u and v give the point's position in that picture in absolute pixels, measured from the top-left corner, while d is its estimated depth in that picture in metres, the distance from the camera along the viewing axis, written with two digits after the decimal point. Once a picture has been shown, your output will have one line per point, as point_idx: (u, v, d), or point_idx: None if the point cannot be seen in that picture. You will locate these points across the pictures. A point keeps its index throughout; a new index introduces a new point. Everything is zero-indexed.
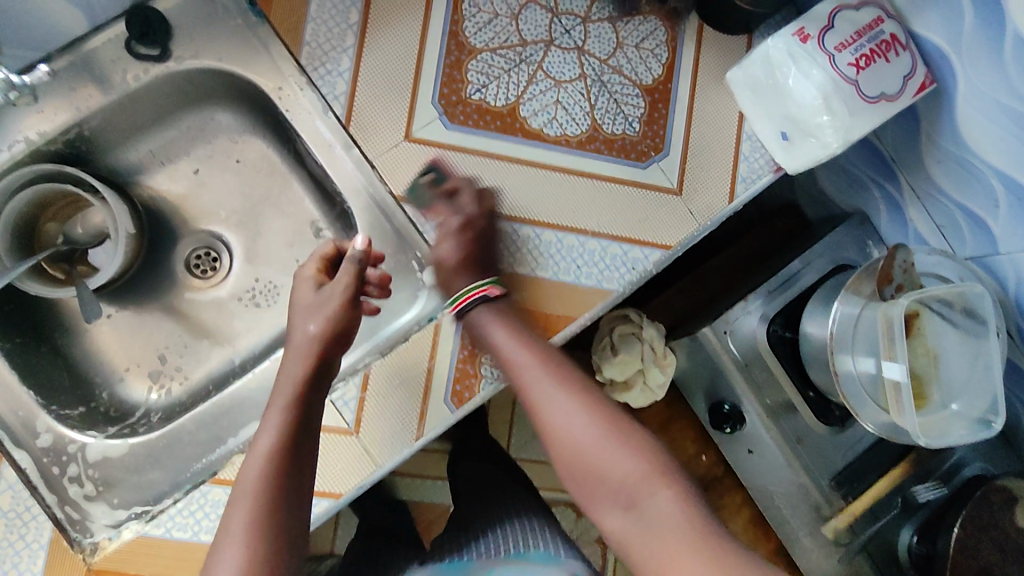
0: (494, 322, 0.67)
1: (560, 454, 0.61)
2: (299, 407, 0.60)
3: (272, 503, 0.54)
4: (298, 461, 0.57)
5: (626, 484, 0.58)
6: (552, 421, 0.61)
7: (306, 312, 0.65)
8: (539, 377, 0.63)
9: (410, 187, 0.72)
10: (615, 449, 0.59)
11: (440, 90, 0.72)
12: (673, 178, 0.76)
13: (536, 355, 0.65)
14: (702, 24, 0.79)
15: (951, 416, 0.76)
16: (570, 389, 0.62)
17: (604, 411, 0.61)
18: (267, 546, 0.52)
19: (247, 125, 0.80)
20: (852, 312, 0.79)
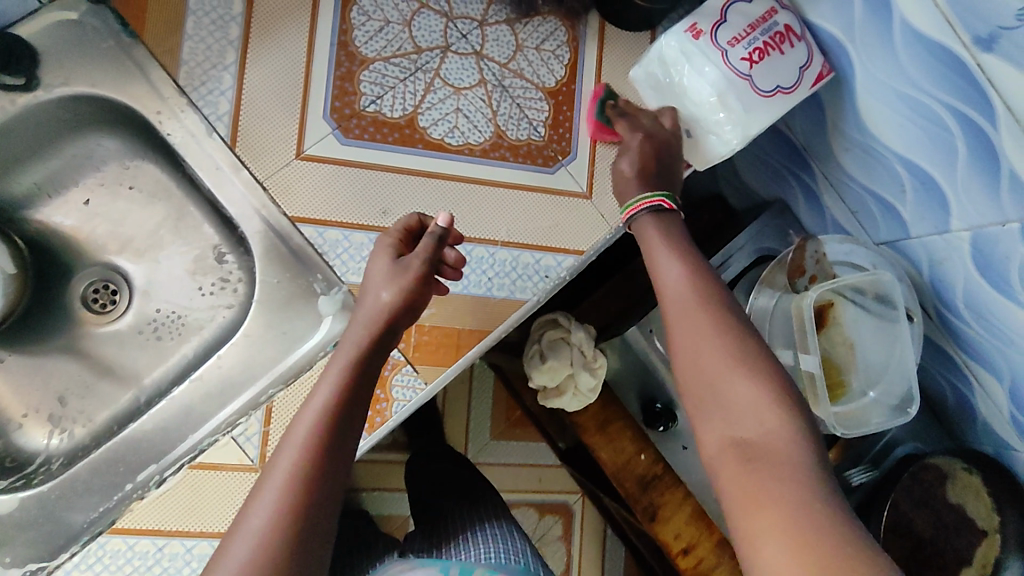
0: (651, 234, 0.64)
1: (684, 373, 0.57)
2: (360, 364, 0.59)
3: (316, 453, 0.53)
4: (348, 420, 0.56)
5: (744, 420, 0.53)
6: (682, 355, 0.57)
7: (382, 277, 0.62)
8: (698, 318, 0.58)
9: (306, 208, 0.68)
10: (732, 371, 0.55)
11: (332, 104, 0.69)
12: (582, 182, 0.75)
13: (693, 292, 0.59)
14: (603, 22, 0.77)
15: (869, 404, 0.76)
16: (710, 313, 0.57)
17: (752, 354, 0.55)
18: (303, 495, 0.51)
19: (136, 149, 0.76)
20: (767, 306, 0.79)
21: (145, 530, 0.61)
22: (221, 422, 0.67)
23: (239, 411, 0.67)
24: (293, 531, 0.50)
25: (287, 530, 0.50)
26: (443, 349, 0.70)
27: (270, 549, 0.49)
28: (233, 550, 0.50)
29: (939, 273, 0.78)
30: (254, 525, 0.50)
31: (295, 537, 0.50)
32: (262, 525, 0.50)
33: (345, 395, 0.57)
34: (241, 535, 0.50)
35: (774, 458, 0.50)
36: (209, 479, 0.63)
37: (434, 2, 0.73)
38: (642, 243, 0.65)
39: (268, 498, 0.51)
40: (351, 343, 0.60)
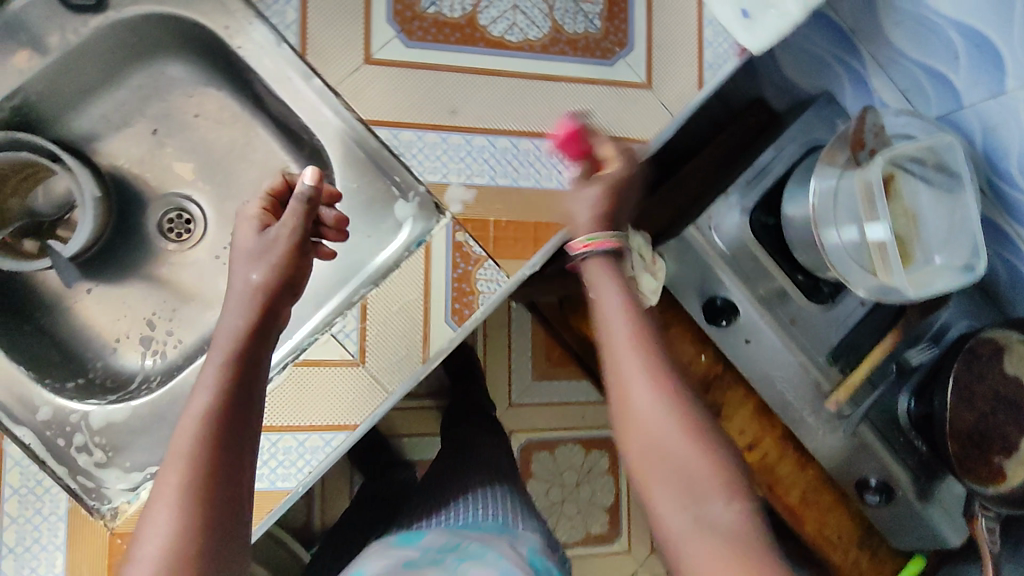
0: (604, 276, 0.60)
1: (626, 421, 0.54)
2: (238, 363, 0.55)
3: (204, 471, 0.49)
4: (237, 415, 0.53)
5: (687, 476, 0.51)
6: (634, 405, 0.53)
7: (248, 260, 0.60)
8: (641, 371, 0.54)
9: (378, 111, 0.70)
10: (684, 439, 0.52)
11: (394, 7, 0.69)
12: (641, 73, 0.76)
13: (634, 338, 0.56)
14: None
15: (937, 269, 0.78)
16: (658, 373, 0.54)
17: (694, 423, 0.53)
18: (199, 515, 0.48)
19: (198, 75, 0.77)
20: (830, 184, 0.80)
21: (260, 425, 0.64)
22: (318, 324, 0.71)
23: (335, 312, 0.71)
24: (201, 561, 0.47)
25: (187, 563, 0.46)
26: (522, 241, 0.72)
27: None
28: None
29: (993, 142, 0.79)
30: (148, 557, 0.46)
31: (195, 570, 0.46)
32: (157, 556, 0.46)
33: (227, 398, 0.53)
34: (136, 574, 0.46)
35: (726, 533, 0.48)
36: (317, 375, 0.67)
37: None
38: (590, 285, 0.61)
39: (160, 531, 0.47)
40: (227, 335, 0.56)
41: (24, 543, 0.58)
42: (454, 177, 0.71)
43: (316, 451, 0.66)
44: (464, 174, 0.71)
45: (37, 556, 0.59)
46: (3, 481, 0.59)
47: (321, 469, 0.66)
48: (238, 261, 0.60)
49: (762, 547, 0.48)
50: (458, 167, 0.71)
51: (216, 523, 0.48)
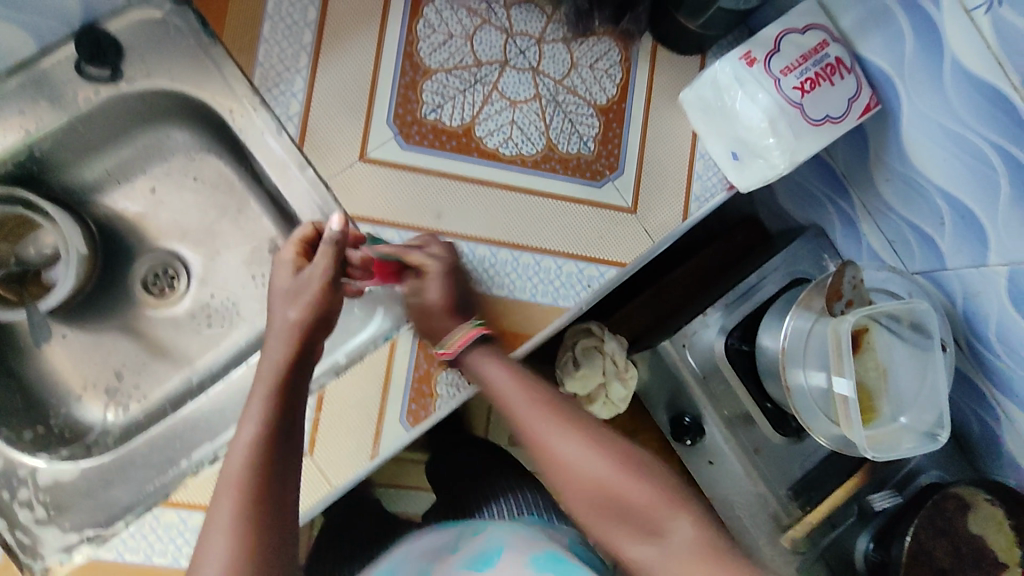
0: (486, 360, 0.66)
1: (563, 475, 0.60)
2: (281, 395, 0.60)
3: (258, 489, 0.54)
4: (283, 443, 0.58)
5: (635, 503, 0.57)
6: (562, 460, 0.59)
7: (284, 298, 0.66)
8: (548, 422, 0.61)
9: (365, 208, 0.72)
10: (615, 473, 0.58)
11: (394, 110, 0.73)
12: (628, 197, 0.77)
13: (531, 396, 0.63)
14: (656, 46, 0.79)
15: (900, 429, 0.78)
16: (570, 425, 0.61)
17: (609, 445, 0.60)
18: (255, 532, 0.52)
19: (203, 143, 0.80)
20: (803, 327, 0.80)
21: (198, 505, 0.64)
22: None
23: None
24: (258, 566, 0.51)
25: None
26: None
27: None
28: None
29: (973, 307, 0.79)
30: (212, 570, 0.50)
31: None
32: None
33: (272, 425, 0.58)
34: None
35: (687, 547, 0.55)
36: None
37: (495, 17, 0.76)
38: (476, 374, 0.67)
39: (220, 542, 0.52)
40: (270, 367, 0.62)
41: None
42: None
43: None
44: None
45: None
46: None
47: None
48: (277, 301, 0.66)
49: (722, 546, 0.55)
50: None
51: (271, 537, 0.53)
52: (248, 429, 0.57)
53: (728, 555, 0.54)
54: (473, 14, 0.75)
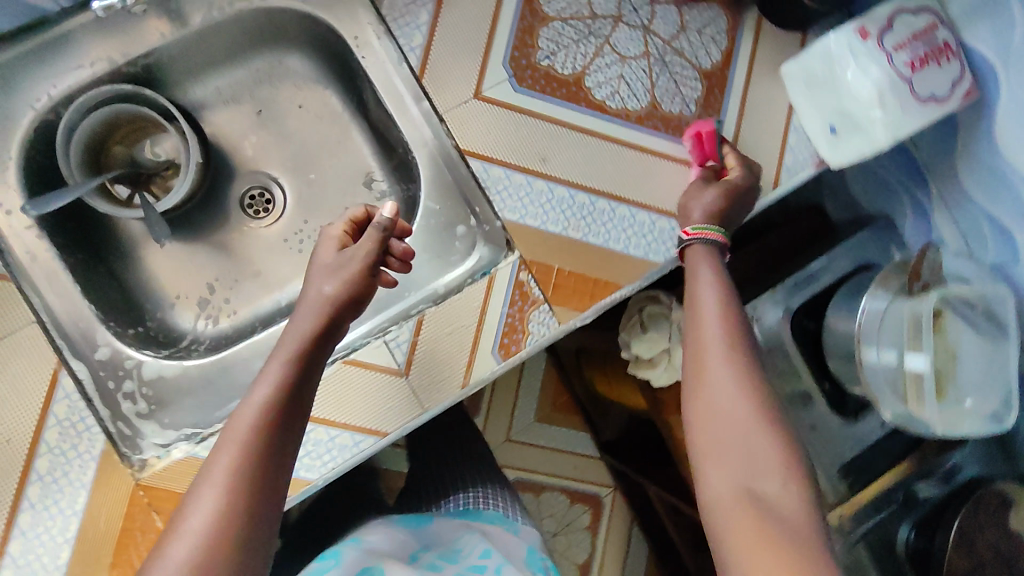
0: (702, 260, 0.71)
1: (695, 416, 0.63)
2: (301, 365, 0.60)
3: (256, 456, 0.55)
4: (288, 417, 0.58)
5: (754, 449, 0.59)
6: (709, 401, 0.62)
7: (322, 271, 0.65)
8: (727, 348, 0.64)
9: (475, 144, 0.74)
10: (755, 416, 0.60)
11: (511, 53, 0.75)
12: (723, 161, 0.79)
13: (725, 326, 0.66)
14: (763, 17, 0.81)
15: (964, 411, 0.79)
16: (737, 359, 0.63)
17: (763, 404, 0.61)
18: (250, 493, 0.53)
19: (314, 72, 0.83)
20: (880, 307, 0.82)
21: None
22: (374, 329, 0.75)
23: (393, 320, 0.75)
24: (238, 536, 0.51)
25: (232, 536, 0.51)
26: (580, 295, 0.75)
27: (210, 552, 0.50)
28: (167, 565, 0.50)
29: None
30: (200, 522, 0.51)
31: (240, 543, 0.51)
32: (205, 528, 0.51)
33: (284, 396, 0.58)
34: (180, 542, 0.51)
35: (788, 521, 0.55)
36: (359, 376, 0.70)
37: None
38: (691, 267, 0.71)
39: (207, 502, 0.52)
40: (295, 335, 0.62)
41: (53, 476, 0.62)
42: (531, 220, 0.74)
43: (344, 450, 0.69)
44: (540, 219, 0.74)
45: (65, 489, 0.62)
46: (51, 410, 0.63)
47: (343, 466, 0.69)
48: (315, 273, 0.65)
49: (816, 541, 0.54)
50: (537, 211, 0.74)
51: (260, 507, 0.54)
52: (263, 394, 0.58)
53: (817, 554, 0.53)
54: None
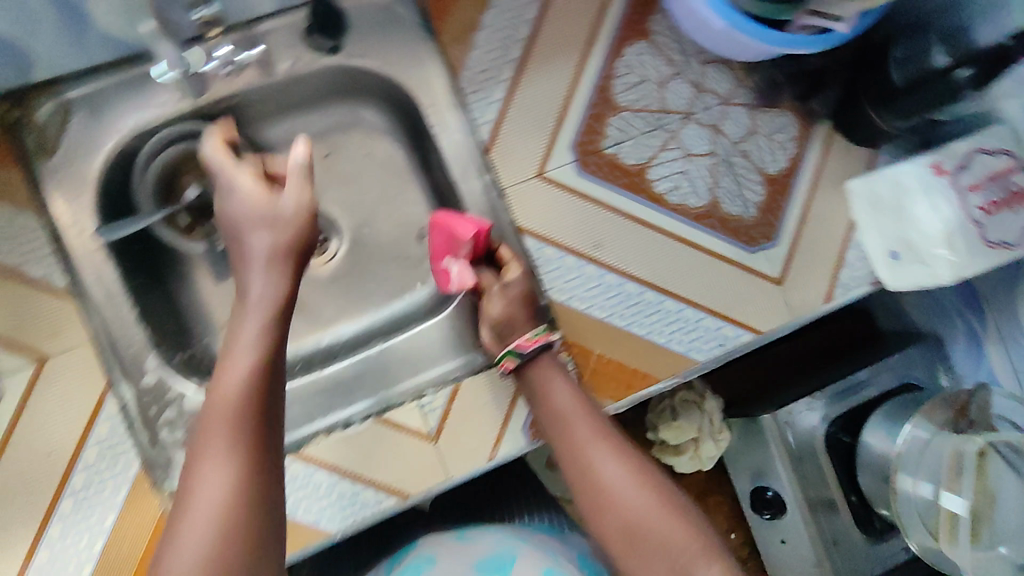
0: (551, 371, 0.71)
1: (603, 509, 0.66)
2: (272, 325, 0.59)
3: (253, 423, 0.54)
4: (275, 385, 0.57)
5: (666, 534, 0.63)
6: (609, 484, 0.66)
7: (258, 224, 0.61)
8: (602, 444, 0.68)
9: (533, 222, 0.75)
10: (659, 505, 0.65)
11: (579, 138, 0.76)
12: (777, 268, 0.79)
13: (587, 414, 0.70)
14: (836, 131, 0.81)
15: (999, 559, 0.73)
16: (616, 453, 0.68)
17: (656, 485, 0.67)
18: (253, 459, 0.52)
19: (385, 125, 0.85)
20: (920, 437, 0.81)
21: (326, 464, 0.70)
22: (409, 390, 0.75)
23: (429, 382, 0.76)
24: (254, 501, 0.51)
25: (248, 502, 0.51)
26: (617, 382, 0.76)
27: (230, 519, 0.50)
28: (185, 541, 0.49)
29: None
30: (213, 487, 0.51)
31: (251, 508, 0.51)
32: (221, 498, 0.50)
33: (266, 362, 0.57)
34: (193, 516, 0.50)
35: None
36: (391, 435, 0.72)
37: (689, 71, 0.79)
38: (540, 382, 0.71)
39: (215, 474, 0.51)
40: (261, 297, 0.59)
41: (88, 493, 0.66)
42: (577, 303, 0.75)
43: (365, 507, 0.70)
44: (587, 303, 0.75)
45: (97, 506, 0.66)
46: (93, 429, 0.66)
47: (363, 522, 0.70)
48: (250, 230, 0.62)
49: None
50: (584, 294, 0.75)
51: (270, 470, 0.53)
52: (245, 361, 0.56)
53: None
54: (670, 63, 0.79)
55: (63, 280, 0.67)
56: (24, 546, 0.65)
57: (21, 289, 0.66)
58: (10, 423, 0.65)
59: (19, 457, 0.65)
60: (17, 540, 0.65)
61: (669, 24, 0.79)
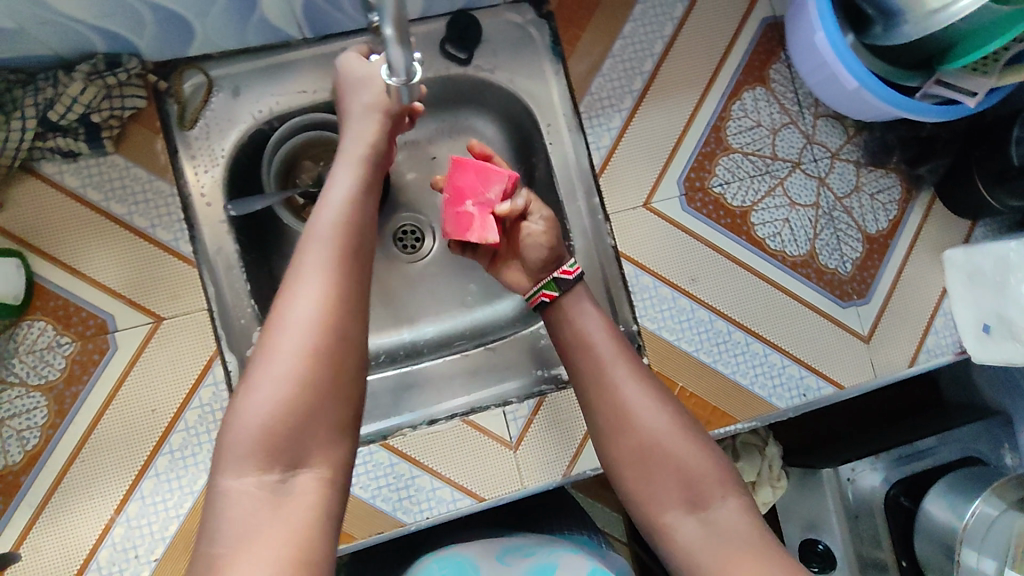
0: (582, 292, 0.71)
1: (628, 433, 0.63)
2: (371, 163, 0.62)
3: (336, 289, 0.53)
4: (358, 251, 0.56)
5: (688, 463, 0.61)
6: (634, 411, 0.63)
7: (363, 112, 0.64)
8: (626, 363, 0.65)
9: (634, 249, 0.77)
10: (684, 433, 0.63)
11: (688, 173, 0.78)
12: (866, 325, 0.80)
13: (615, 336, 0.68)
14: (936, 199, 0.82)
15: None
16: (642, 377, 0.65)
17: (681, 415, 0.64)
18: (346, 300, 0.53)
19: (494, 137, 0.88)
20: (989, 513, 0.80)
21: (408, 456, 0.72)
22: (493, 396, 0.78)
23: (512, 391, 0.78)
24: (331, 365, 0.51)
25: (330, 363, 0.51)
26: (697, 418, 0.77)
27: (306, 380, 0.50)
28: (270, 372, 0.50)
29: None
30: (303, 318, 0.51)
31: (342, 345, 0.52)
32: (298, 359, 0.50)
33: (355, 230, 0.57)
34: (282, 353, 0.50)
35: (735, 530, 0.58)
36: (474, 437, 0.74)
37: (802, 121, 0.80)
38: (570, 307, 0.70)
39: (294, 337, 0.51)
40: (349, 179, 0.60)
41: (184, 452, 0.69)
42: (667, 333, 0.77)
43: (441, 503, 0.72)
44: (677, 334, 0.77)
45: (191, 466, 0.69)
46: (197, 393, 0.69)
47: (437, 518, 0.72)
48: (355, 116, 0.64)
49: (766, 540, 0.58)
50: (675, 326, 0.77)
51: (343, 337, 0.52)
52: (333, 224, 0.56)
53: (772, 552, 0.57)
54: (785, 112, 0.80)
55: (188, 246, 0.70)
56: (119, 493, 0.68)
57: (149, 250, 0.69)
58: (122, 373, 0.69)
59: (124, 409, 0.69)
60: (111, 489, 0.68)
61: (788, 73, 0.80)
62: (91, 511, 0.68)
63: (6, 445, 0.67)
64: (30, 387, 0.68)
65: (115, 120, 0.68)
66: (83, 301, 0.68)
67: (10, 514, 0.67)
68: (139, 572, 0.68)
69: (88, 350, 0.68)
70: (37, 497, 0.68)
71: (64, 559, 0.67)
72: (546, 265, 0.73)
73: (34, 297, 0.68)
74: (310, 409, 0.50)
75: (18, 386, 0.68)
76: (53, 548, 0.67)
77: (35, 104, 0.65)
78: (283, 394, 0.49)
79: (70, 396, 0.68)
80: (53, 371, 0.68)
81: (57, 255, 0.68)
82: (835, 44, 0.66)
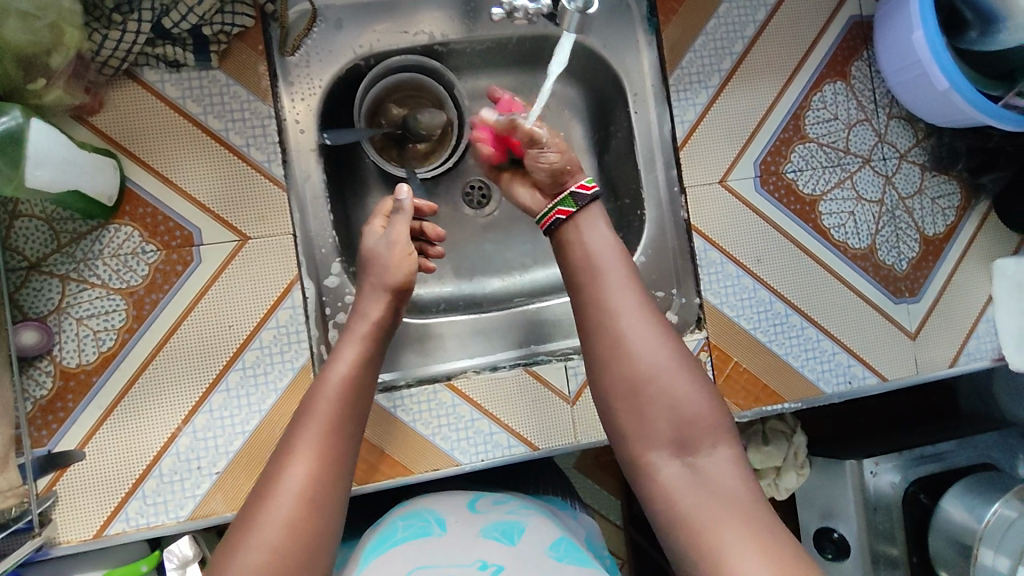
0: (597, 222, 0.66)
1: (623, 370, 0.60)
2: (378, 340, 0.65)
3: (326, 454, 0.56)
4: (347, 419, 0.59)
5: (681, 409, 0.58)
6: (632, 348, 0.60)
7: (372, 288, 0.66)
8: (631, 298, 0.62)
9: (705, 224, 0.79)
10: (681, 381, 0.59)
11: (765, 157, 0.80)
12: (914, 323, 0.83)
13: (624, 266, 0.63)
14: (992, 210, 0.85)
15: None
16: (648, 313, 0.61)
17: (682, 355, 0.61)
18: (332, 469, 0.56)
19: (573, 104, 0.90)
20: (1010, 515, 0.83)
21: (470, 399, 0.74)
22: (557, 352, 0.80)
23: (573, 350, 0.81)
24: (332, 482, 0.55)
25: (322, 492, 0.55)
26: (748, 394, 0.79)
27: (307, 506, 0.53)
28: (284, 488, 0.54)
29: None
30: (288, 492, 0.54)
31: (328, 488, 0.55)
32: (300, 489, 0.54)
33: (347, 400, 0.59)
34: (276, 501, 0.53)
35: (723, 495, 0.55)
36: (535, 387, 0.76)
37: (876, 120, 0.82)
38: (581, 232, 0.66)
39: (300, 467, 0.55)
40: (358, 335, 0.64)
41: (256, 372, 0.70)
42: (728, 308, 0.79)
43: (497, 449, 0.74)
44: (737, 311, 0.79)
45: (260, 385, 0.70)
46: (275, 314, 0.70)
47: (492, 461, 0.74)
48: (366, 292, 0.66)
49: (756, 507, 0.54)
50: (737, 303, 0.79)
51: (333, 477, 0.56)
52: (329, 397, 0.59)
53: (759, 515, 0.53)
54: (861, 109, 0.82)
55: (280, 169, 0.71)
56: (188, 404, 0.69)
57: (243, 169, 0.70)
58: (206, 285, 0.69)
59: (202, 321, 0.69)
60: (181, 399, 0.69)
61: (869, 71, 0.82)
62: (158, 419, 0.69)
63: (82, 344, 0.68)
64: (111, 290, 0.68)
65: (224, 36, 0.69)
66: (172, 212, 0.69)
67: (79, 413, 0.67)
68: (200, 483, 0.69)
69: (172, 261, 0.69)
70: (107, 398, 0.68)
71: (125, 463, 0.68)
72: (556, 179, 0.68)
73: (124, 202, 0.68)
74: (299, 552, 0.52)
75: (99, 287, 0.68)
76: (117, 451, 0.68)
77: (150, 9, 0.66)
78: (274, 539, 0.51)
79: (150, 303, 0.69)
80: (135, 276, 0.69)
81: (149, 162, 0.69)
82: (932, 45, 0.70)
